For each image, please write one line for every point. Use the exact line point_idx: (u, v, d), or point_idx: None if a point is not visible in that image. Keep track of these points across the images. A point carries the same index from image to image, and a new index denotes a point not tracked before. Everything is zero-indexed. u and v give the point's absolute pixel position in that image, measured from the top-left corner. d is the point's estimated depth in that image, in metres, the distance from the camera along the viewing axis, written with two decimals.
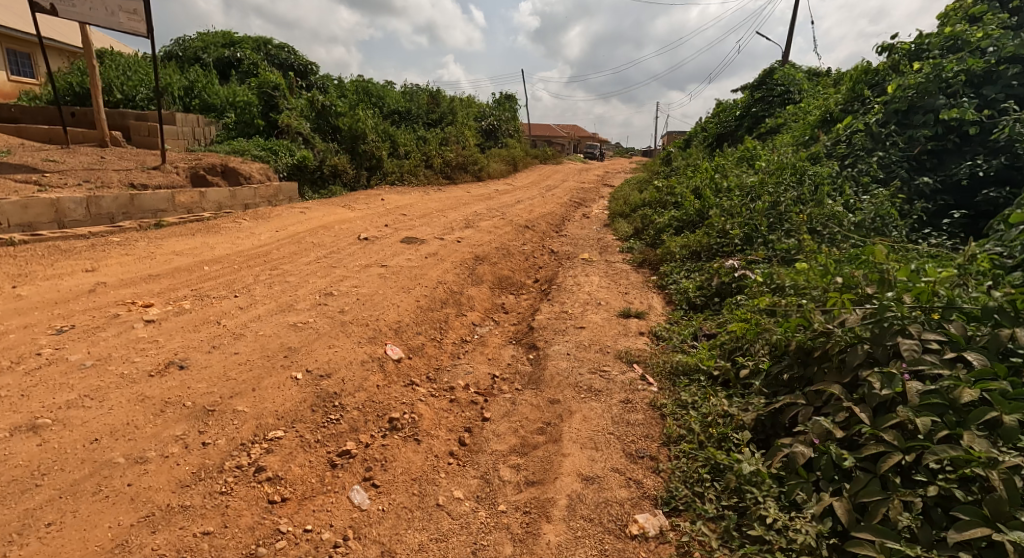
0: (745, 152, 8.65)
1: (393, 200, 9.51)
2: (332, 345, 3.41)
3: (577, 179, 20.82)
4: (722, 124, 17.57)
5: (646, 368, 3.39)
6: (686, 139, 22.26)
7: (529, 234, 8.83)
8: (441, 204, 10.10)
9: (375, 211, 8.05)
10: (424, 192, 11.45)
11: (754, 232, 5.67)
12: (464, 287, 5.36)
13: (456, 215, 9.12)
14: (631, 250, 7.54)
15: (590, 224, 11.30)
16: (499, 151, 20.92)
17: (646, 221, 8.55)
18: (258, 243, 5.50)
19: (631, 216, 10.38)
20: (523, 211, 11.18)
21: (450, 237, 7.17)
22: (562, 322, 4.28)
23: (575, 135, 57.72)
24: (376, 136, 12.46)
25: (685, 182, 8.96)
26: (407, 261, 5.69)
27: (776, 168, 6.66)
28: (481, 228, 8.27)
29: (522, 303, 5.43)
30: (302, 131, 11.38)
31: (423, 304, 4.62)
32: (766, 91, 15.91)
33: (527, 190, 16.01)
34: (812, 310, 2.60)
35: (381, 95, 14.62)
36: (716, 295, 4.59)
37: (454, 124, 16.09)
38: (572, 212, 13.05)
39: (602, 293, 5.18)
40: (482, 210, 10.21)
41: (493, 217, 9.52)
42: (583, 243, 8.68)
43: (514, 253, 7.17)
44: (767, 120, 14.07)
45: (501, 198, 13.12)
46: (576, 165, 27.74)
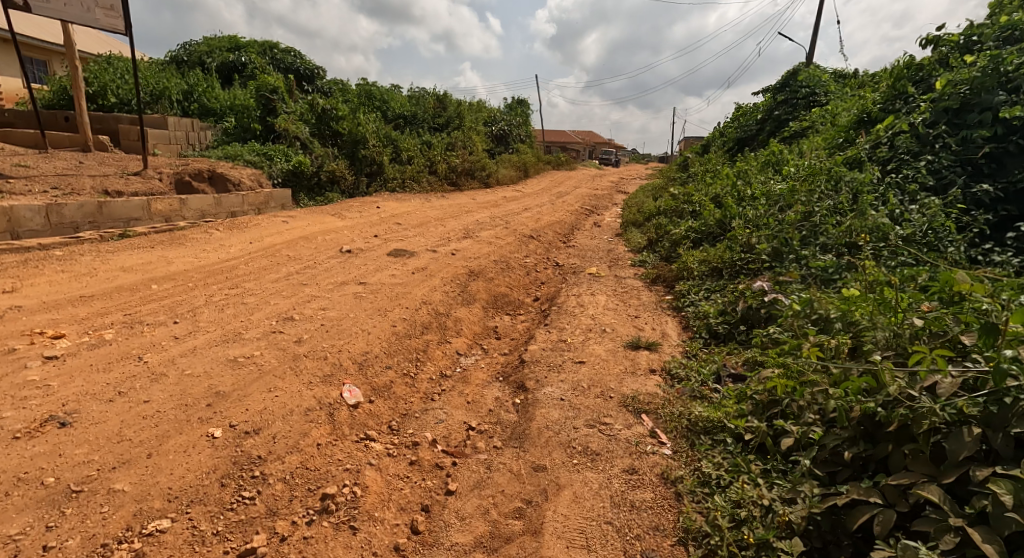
0: (770, 157, 7.94)
1: (391, 208, 9.01)
2: (272, 390, 2.80)
3: (590, 185, 20.22)
4: (742, 128, 16.87)
5: (659, 422, 2.73)
6: (704, 145, 21.54)
7: (534, 245, 8.22)
8: (442, 212, 9.58)
9: (367, 221, 7.54)
10: (426, 199, 10.94)
11: (784, 246, 4.98)
12: (452, 308, 4.77)
13: (457, 224, 8.57)
14: (643, 264, 6.87)
15: (600, 233, 10.66)
16: (510, 157, 20.39)
17: (660, 231, 7.88)
18: (226, 256, 4.97)
19: (645, 225, 9.70)
20: (530, 219, 10.59)
21: (445, 250, 6.60)
22: (557, 354, 3.65)
23: (591, 140, 57.17)
24: (378, 141, 12.01)
25: (703, 190, 8.27)
26: (391, 278, 5.12)
27: (807, 175, 5.96)
28: (481, 239, 7.67)
29: (517, 326, 4.81)
30: (301, 136, 10.95)
31: (401, 329, 4.03)
32: (790, 93, 15.27)
33: (537, 197, 15.44)
34: (886, 370, 2.01)
35: (386, 99, 14.19)
36: (742, 324, 3.92)
37: (461, 129, 15.60)
38: (582, 220, 12.44)
39: (607, 316, 4.54)
40: (485, 219, 9.65)
41: (496, 226, 8.94)
42: (592, 254, 8.04)
43: (513, 266, 6.56)
44: (791, 124, 13.41)
45: (508, 205, 12.57)
46: (590, 171, 27.14)
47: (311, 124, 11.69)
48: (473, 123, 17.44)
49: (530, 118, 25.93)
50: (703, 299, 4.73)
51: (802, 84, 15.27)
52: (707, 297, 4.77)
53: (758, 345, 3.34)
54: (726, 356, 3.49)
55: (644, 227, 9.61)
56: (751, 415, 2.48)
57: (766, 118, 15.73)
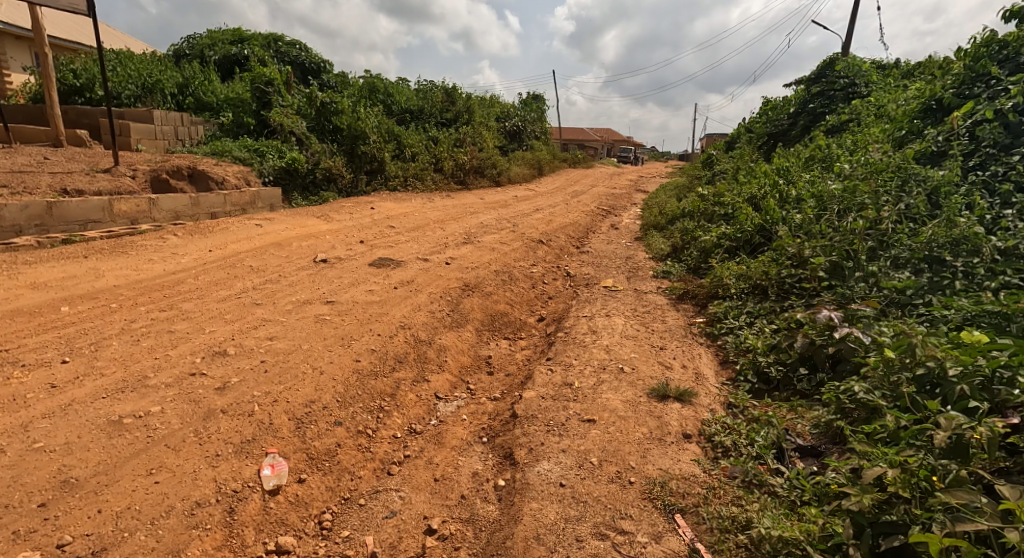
0: (811, 155, 7.01)
1: (387, 209, 8.31)
2: (153, 473, 2.07)
3: (607, 184, 19.33)
4: (771, 124, 15.92)
5: (702, 534, 1.95)
6: (727, 142, 20.54)
7: (543, 254, 7.37)
8: (444, 214, 8.84)
9: (356, 224, 6.81)
10: (429, 199, 10.23)
11: (844, 261, 4.11)
12: (437, 334, 3.98)
13: (457, 227, 7.83)
14: (667, 278, 5.97)
15: (616, 237, 9.78)
16: (523, 154, 19.57)
17: (686, 239, 6.97)
18: (175, 267, 4.22)
19: (667, 230, 8.77)
20: (540, 221, 9.79)
21: (438, 259, 5.84)
22: (558, 407, 2.83)
23: (610, 138, 56.16)
24: (379, 138, 11.34)
25: (734, 191, 7.34)
26: (368, 294, 4.36)
27: (867, 175, 5.06)
28: (482, 247, 6.85)
29: (513, 356, 4.00)
30: (299, 131, 10.30)
31: (364, 365, 3.24)
32: (826, 85, 14.32)
33: (550, 197, 14.63)
34: None
35: (391, 92, 13.48)
36: (803, 367, 3.09)
37: (470, 125, 14.85)
38: (597, 221, 11.61)
39: (625, 346, 3.69)
40: (490, 221, 8.89)
41: (501, 231, 8.12)
42: (607, 263, 7.17)
43: (516, 279, 5.74)
44: (829, 119, 12.49)
45: (518, 206, 11.80)
46: (606, 169, 26.24)
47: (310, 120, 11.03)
48: (484, 119, 16.68)
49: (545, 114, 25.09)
50: (747, 328, 3.87)
51: (839, 76, 14.28)
52: (752, 326, 3.91)
53: (832, 404, 2.51)
54: (789, 417, 2.66)
55: (666, 232, 8.69)
56: (850, 550, 1.69)
57: (800, 111, 14.81)
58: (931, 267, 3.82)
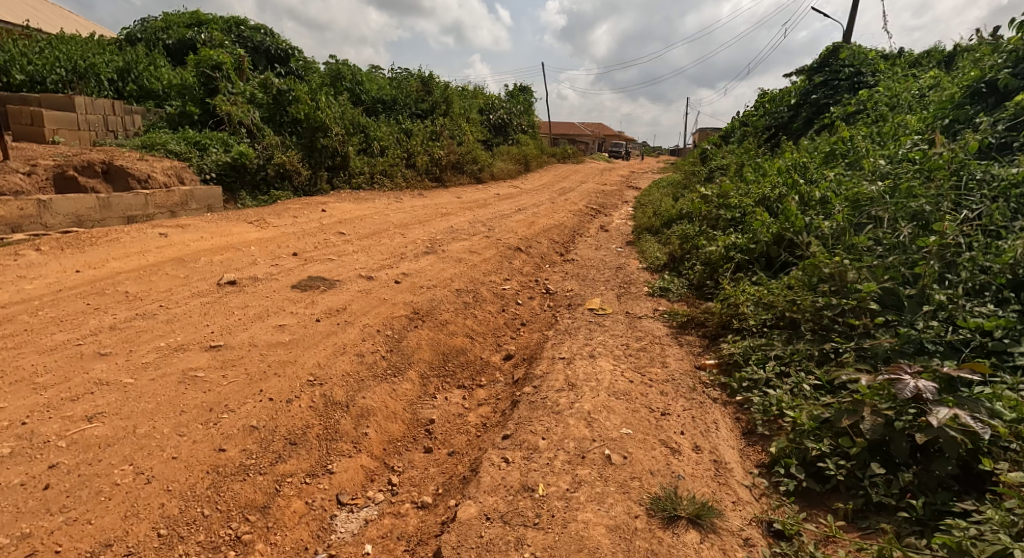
0: (828, 151, 6.07)
1: (343, 211, 7.31)
2: None
3: (597, 180, 18.37)
4: (770, 117, 15.03)
5: None
6: (721, 135, 19.67)
7: (521, 266, 6.38)
8: (410, 216, 7.86)
9: (297, 233, 5.79)
10: (398, 198, 9.23)
11: (902, 289, 3.16)
12: (362, 390, 2.97)
13: (422, 233, 6.84)
14: (665, 301, 5.00)
15: (606, 242, 8.82)
16: (508, 148, 18.55)
17: (688, 249, 6.00)
18: (10, 298, 3.17)
19: (662, 236, 7.81)
20: (520, 223, 8.82)
21: (387, 275, 4.85)
22: (509, 545, 1.86)
23: (599, 133, 55.29)
24: (344, 131, 10.32)
25: (741, 193, 6.38)
26: (277, 330, 3.32)
27: (913, 174, 4.11)
28: (447, 260, 5.85)
29: (465, 421, 3.00)
30: (250, 119, 9.32)
31: (229, 459, 2.21)
32: (829, 75, 13.44)
33: (535, 195, 13.66)
34: None
35: (361, 81, 12.40)
36: (877, 463, 2.11)
37: (448, 117, 13.83)
38: (585, 222, 10.65)
39: (613, 412, 2.70)
40: (462, 224, 7.91)
41: (474, 237, 7.12)
42: (595, 277, 6.20)
43: (483, 303, 4.75)
44: (834, 111, 11.62)
45: (498, 206, 10.85)
46: (596, 164, 25.29)
47: (266, 110, 9.93)
48: (464, 111, 15.67)
49: (533, 107, 24.10)
50: (780, 386, 2.90)
51: (844, 64, 13.39)
52: (785, 381, 2.94)
53: None
54: None
55: (662, 238, 7.73)
56: None
57: (801, 102, 13.92)
58: (1019, 297, 2.91)
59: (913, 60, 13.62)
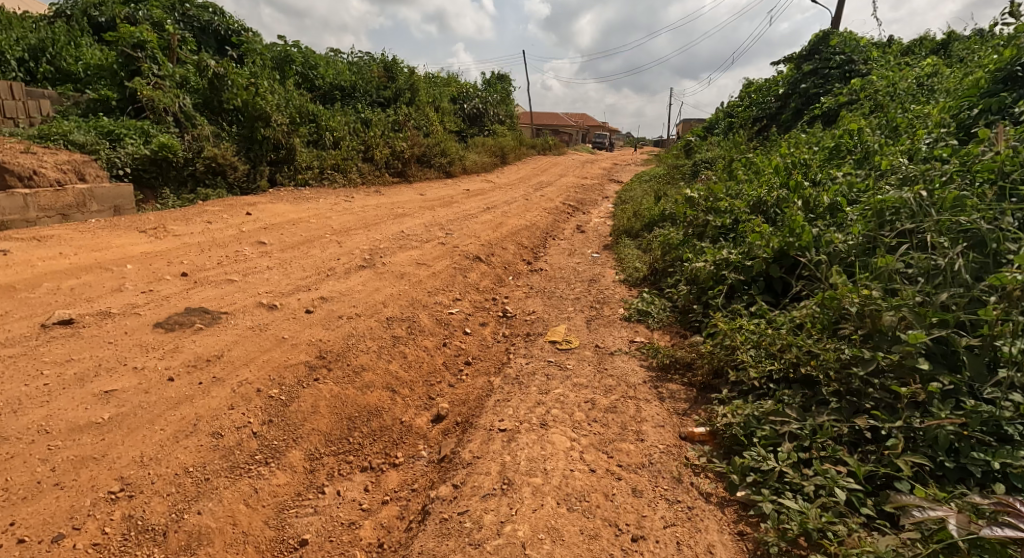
0: (832, 146, 5.22)
1: (274, 213, 6.35)
2: None
3: (577, 173, 17.50)
4: (757, 108, 14.26)
5: None
6: (706, 127, 18.89)
7: (478, 281, 5.49)
8: (357, 219, 6.92)
9: (204, 243, 4.84)
10: (348, 197, 8.27)
11: (959, 337, 2.32)
12: (200, 497, 2.08)
13: (365, 240, 5.91)
14: (643, 329, 4.15)
15: (581, 245, 7.97)
16: (484, 140, 17.59)
17: (674, 261, 5.15)
18: None
19: (644, 242, 6.96)
20: (485, 225, 7.92)
21: (300, 299, 3.91)
22: None
23: (583, 124, 54.40)
24: (290, 122, 9.30)
25: (732, 195, 5.53)
26: (97, 401, 2.39)
27: (949, 177, 3.28)
28: (385, 276, 4.90)
29: (352, 540, 2.12)
30: (179, 106, 8.46)
31: None
32: (819, 62, 12.68)
33: (509, 190, 12.75)
34: None
35: (315, 66, 11.37)
36: None
37: (414, 106, 12.84)
38: (559, 222, 9.79)
39: (561, 541, 1.92)
40: (417, 227, 6.99)
41: (426, 244, 6.21)
42: (563, 293, 5.35)
43: (419, 336, 3.85)
44: (826, 102, 10.87)
45: (465, 203, 9.95)
46: (578, 156, 24.43)
47: (202, 98, 8.99)
48: (433, 99, 14.67)
49: (511, 96, 23.11)
50: (802, 488, 2.06)
51: (835, 52, 12.59)
52: (807, 475, 2.12)
53: None
54: None
55: (643, 245, 6.89)
56: None
57: (789, 93, 13.14)
58: None
59: (907, 47, 12.89)
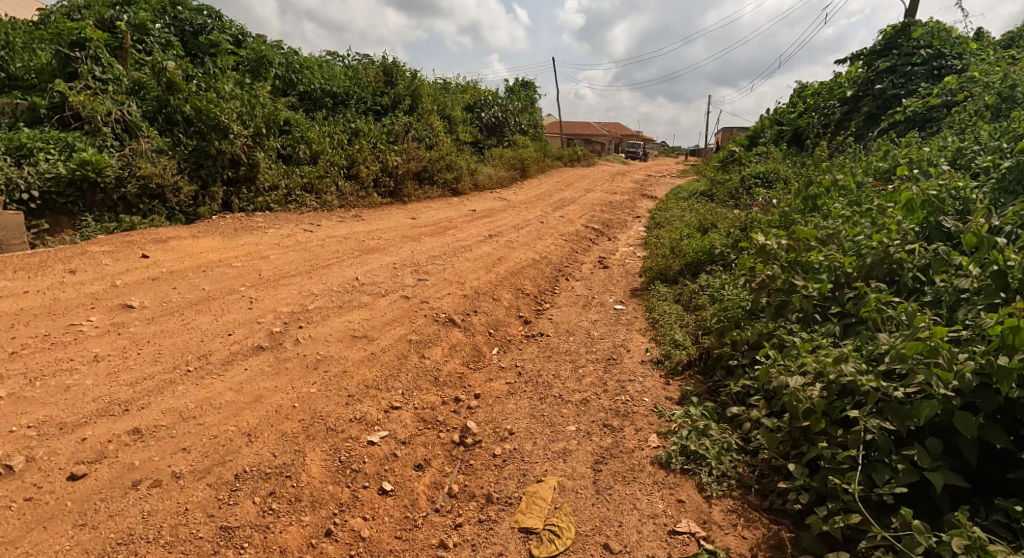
0: (1009, 164, 3.20)
1: (188, 253, 4.81)
2: None
3: (605, 187, 15.73)
4: (817, 113, 12.25)
5: None
6: (751, 136, 16.87)
7: (442, 364, 3.80)
8: (306, 259, 5.40)
9: (30, 311, 3.33)
10: (316, 227, 6.80)
11: None
12: None
13: (295, 294, 4.32)
14: (690, 497, 2.37)
15: (599, 292, 6.21)
16: (502, 151, 16.00)
17: (740, 349, 3.31)
18: None
19: (685, 296, 5.14)
20: (479, 265, 6.29)
21: (86, 447, 2.26)
22: None
23: (616, 133, 52.54)
24: (256, 135, 7.89)
25: (826, 243, 3.68)
26: None
27: None
28: (290, 366, 3.23)
29: None
30: (120, 115, 7.13)
31: None
32: (897, 58, 10.65)
33: (524, 210, 11.10)
34: None
35: (299, 72, 10.11)
36: None
37: (415, 115, 11.42)
38: (577, 253, 8.11)
39: None
40: (383, 271, 5.39)
41: (381, 300, 4.57)
42: (563, 385, 3.59)
43: (280, 519, 2.14)
44: (910, 105, 8.89)
45: (466, 229, 8.43)
46: (608, 168, 22.62)
47: (154, 106, 7.66)
48: (440, 108, 13.25)
49: (535, 105, 21.63)
50: None
51: (918, 45, 10.48)
52: None
53: None
54: None
55: (685, 300, 5.07)
56: None
57: (859, 95, 11.09)
58: None
59: (1006, 38, 10.71)
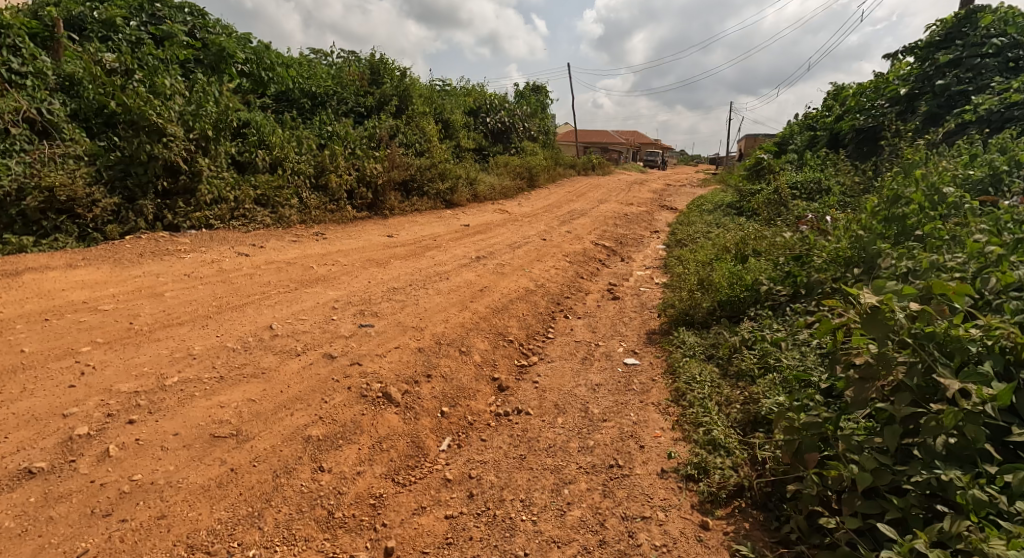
0: None
1: (39, 291, 3.58)
2: None
3: (621, 197, 14.34)
4: (862, 114, 10.72)
5: None
6: (781, 142, 15.33)
7: (348, 482, 2.45)
8: (216, 297, 4.13)
9: None
10: (257, 250, 5.55)
11: None
12: None
13: (161, 358, 3.03)
14: None
15: (604, 337, 4.84)
16: (509, 158, 14.70)
17: (836, 491, 1.93)
18: None
19: (722, 356, 3.75)
20: (451, 301, 4.96)
21: None
22: None
23: (634, 141, 51.08)
24: (200, 138, 6.69)
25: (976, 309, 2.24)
26: None
27: None
28: (52, 519, 1.95)
29: None
30: (36, 114, 6.05)
31: None
32: (961, 48, 9.11)
33: (526, 224, 9.77)
34: None
35: (269, 68, 8.97)
36: None
37: (404, 119, 10.23)
38: (582, 279, 6.76)
39: None
40: (316, 313, 4.08)
41: (290, 364, 3.25)
42: (532, 530, 2.25)
43: None
44: (986, 102, 7.38)
45: (452, 249, 7.14)
46: (625, 176, 21.19)
47: (82, 105, 6.52)
48: (435, 111, 12.06)
49: (546, 110, 20.37)
50: None
51: (989, 33, 8.90)
52: None
53: None
54: None
55: (722, 362, 3.68)
56: None
57: (915, 93, 9.56)
58: None
59: None
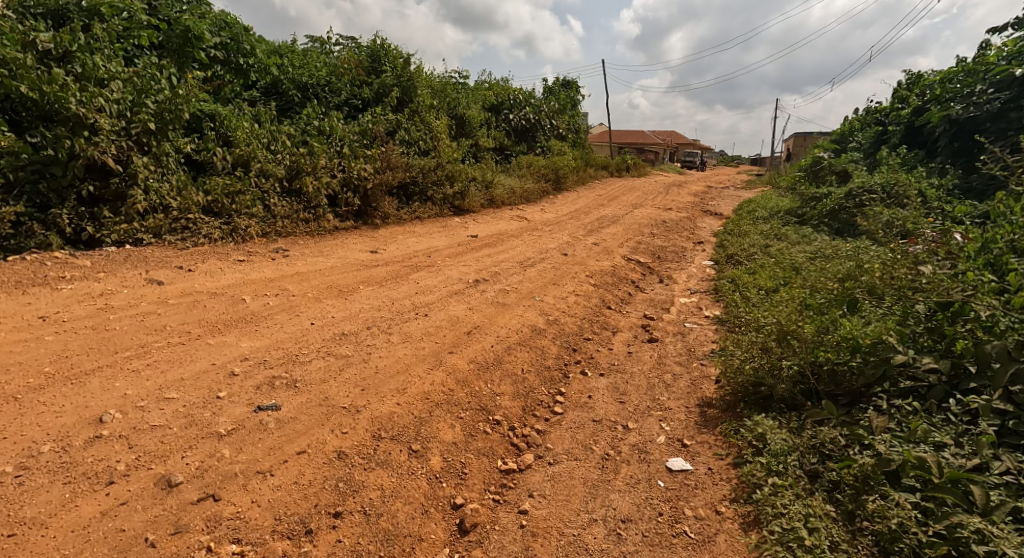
0: None
1: None
2: None
3: (659, 201, 12.67)
4: (956, 101, 8.83)
5: None
6: (843, 138, 13.39)
7: None
8: (57, 355, 2.81)
9: None
10: (180, 274, 4.27)
11: None
12: None
13: None
14: None
15: (637, 411, 3.33)
16: (532, 159, 13.23)
17: None
18: None
19: (841, 487, 2.23)
20: (420, 354, 3.53)
21: None
22: None
23: (672, 142, 48.85)
24: (140, 133, 5.48)
25: None
26: None
27: None
28: None
29: None
30: None
31: None
32: None
33: (546, 234, 8.29)
34: None
35: (249, 53, 7.78)
36: None
37: (407, 113, 8.93)
38: (608, 311, 5.24)
39: None
40: (198, 386, 2.71)
41: (74, 515, 1.87)
42: None
43: None
44: None
45: (446, 269, 5.74)
46: (663, 179, 19.40)
47: None
48: (446, 106, 10.74)
49: (576, 107, 18.84)
50: None
51: None
52: None
53: None
54: None
55: (843, 502, 2.17)
56: None
57: None
58: None
59: None
